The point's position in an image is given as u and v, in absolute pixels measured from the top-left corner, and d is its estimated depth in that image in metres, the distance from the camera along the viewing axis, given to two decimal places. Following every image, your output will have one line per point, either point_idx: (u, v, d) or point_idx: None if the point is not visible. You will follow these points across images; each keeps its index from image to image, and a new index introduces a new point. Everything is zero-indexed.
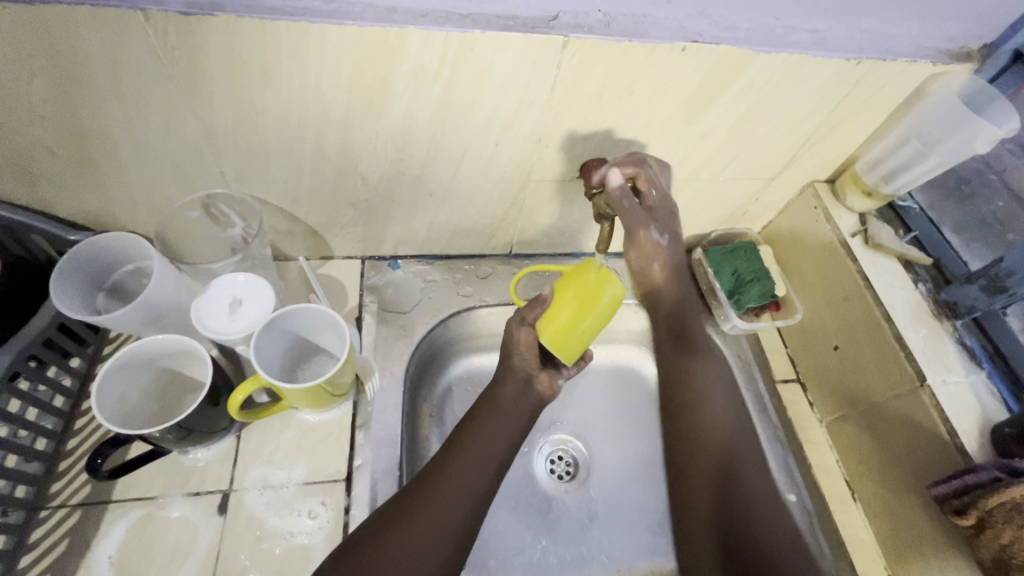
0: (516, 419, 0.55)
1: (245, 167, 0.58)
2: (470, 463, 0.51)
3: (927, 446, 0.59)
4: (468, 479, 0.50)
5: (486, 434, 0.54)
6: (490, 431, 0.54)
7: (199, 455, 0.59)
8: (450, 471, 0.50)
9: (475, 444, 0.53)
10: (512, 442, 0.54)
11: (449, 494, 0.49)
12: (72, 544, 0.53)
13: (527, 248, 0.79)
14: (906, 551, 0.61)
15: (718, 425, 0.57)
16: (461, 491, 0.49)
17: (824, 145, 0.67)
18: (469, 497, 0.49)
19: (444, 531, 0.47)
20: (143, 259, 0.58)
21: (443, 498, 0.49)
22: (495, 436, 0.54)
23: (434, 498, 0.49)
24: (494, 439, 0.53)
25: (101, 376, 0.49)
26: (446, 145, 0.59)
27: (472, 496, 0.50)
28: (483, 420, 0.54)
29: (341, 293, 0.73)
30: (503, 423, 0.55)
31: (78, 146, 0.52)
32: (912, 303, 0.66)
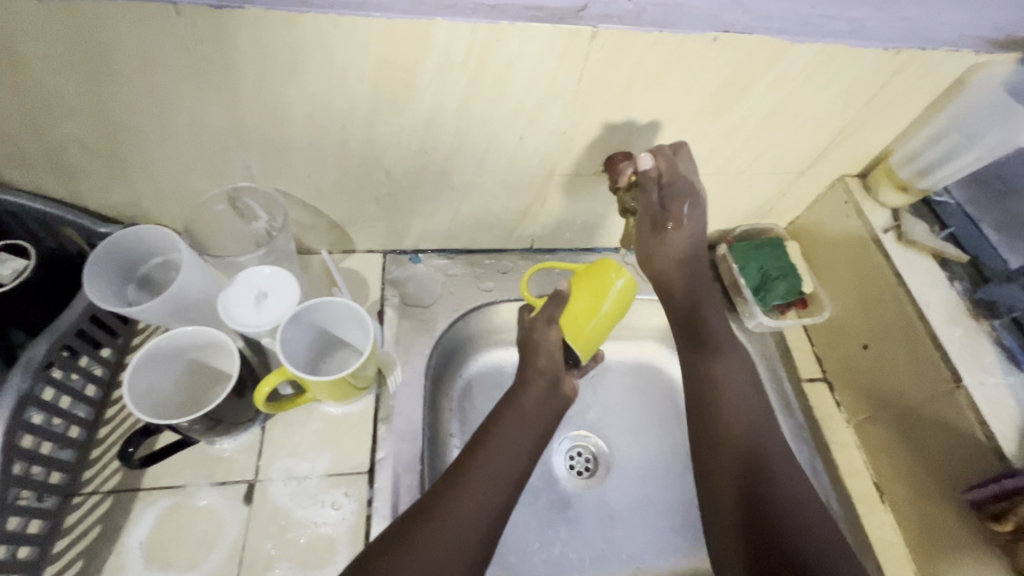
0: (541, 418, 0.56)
1: (271, 160, 0.58)
2: (492, 465, 0.52)
3: (962, 450, 0.57)
4: (492, 479, 0.51)
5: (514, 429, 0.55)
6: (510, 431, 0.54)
7: (225, 446, 0.59)
8: (474, 472, 0.51)
9: (500, 446, 0.53)
10: None
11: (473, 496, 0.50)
12: (105, 531, 0.54)
13: (548, 243, 0.79)
14: (937, 556, 0.60)
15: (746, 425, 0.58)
16: (489, 491, 0.51)
17: (857, 137, 0.65)
18: (493, 497, 0.50)
19: (470, 530, 0.48)
20: (171, 252, 0.58)
21: (472, 495, 0.50)
22: (517, 437, 0.54)
23: (464, 495, 0.50)
24: (517, 440, 0.54)
25: (132, 367, 0.50)
26: (470, 138, 0.58)
27: (496, 495, 0.51)
28: (505, 424, 0.55)
29: (363, 287, 0.73)
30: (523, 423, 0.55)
31: (109, 139, 0.53)
32: (948, 301, 0.64)
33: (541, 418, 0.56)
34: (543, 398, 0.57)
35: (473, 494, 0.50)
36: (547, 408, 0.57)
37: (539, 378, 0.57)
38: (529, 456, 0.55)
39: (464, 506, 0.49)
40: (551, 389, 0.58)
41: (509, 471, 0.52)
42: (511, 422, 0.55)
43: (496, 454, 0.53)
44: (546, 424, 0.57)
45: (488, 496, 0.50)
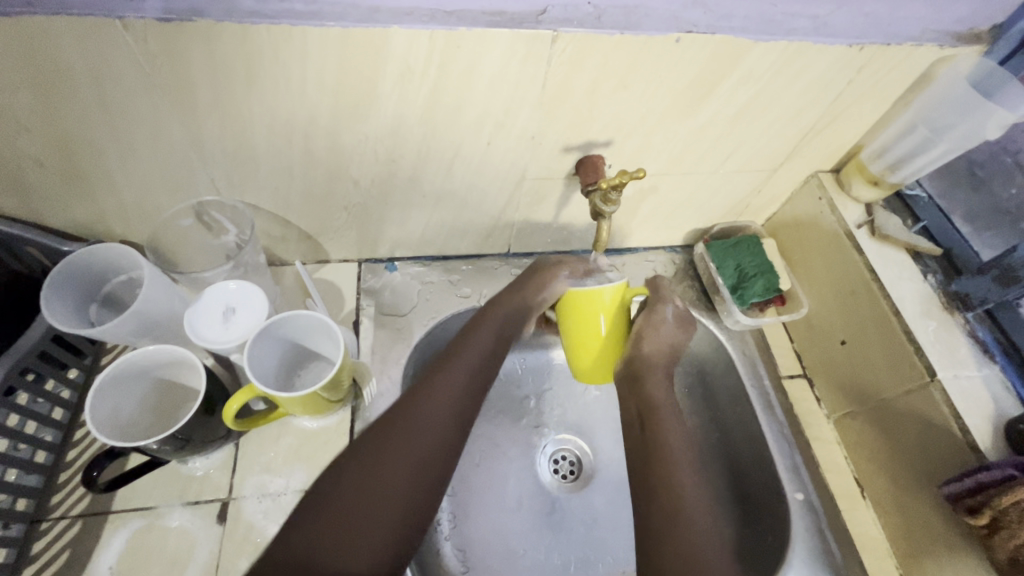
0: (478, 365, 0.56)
1: (235, 173, 0.57)
2: (425, 426, 0.50)
3: (938, 442, 0.57)
4: (402, 467, 0.47)
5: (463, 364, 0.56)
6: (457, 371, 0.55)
7: (198, 464, 0.58)
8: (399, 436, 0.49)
9: (394, 437, 0.49)
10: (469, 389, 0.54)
11: (369, 485, 0.46)
12: (73, 556, 0.53)
13: (526, 247, 0.78)
14: (917, 551, 0.60)
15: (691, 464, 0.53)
16: (407, 463, 0.48)
17: (827, 134, 0.65)
18: (416, 470, 0.48)
19: (401, 493, 0.46)
20: (134, 269, 0.57)
21: (390, 470, 0.47)
22: (440, 404, 0.52)
23: (356, 499, 0.45)
24: (427, 419, 0.51)
25: (95, 389, 0.49)
26: (437, 145, 0.58)
27: (422, 471, 0.48)
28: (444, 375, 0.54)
29: (338, 297, 0.72)
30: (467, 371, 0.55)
31: (68, 157, 0.52)
32: (922, 295, 0.64)
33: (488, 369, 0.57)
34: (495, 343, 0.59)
35: (366, 499, 0.45)
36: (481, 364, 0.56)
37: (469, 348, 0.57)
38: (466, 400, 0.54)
39: (376, 483, 0.46)
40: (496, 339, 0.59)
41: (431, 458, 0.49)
42: (424, 404, 0.51)
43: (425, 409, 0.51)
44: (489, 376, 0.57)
45: (415, 456, 0.48)
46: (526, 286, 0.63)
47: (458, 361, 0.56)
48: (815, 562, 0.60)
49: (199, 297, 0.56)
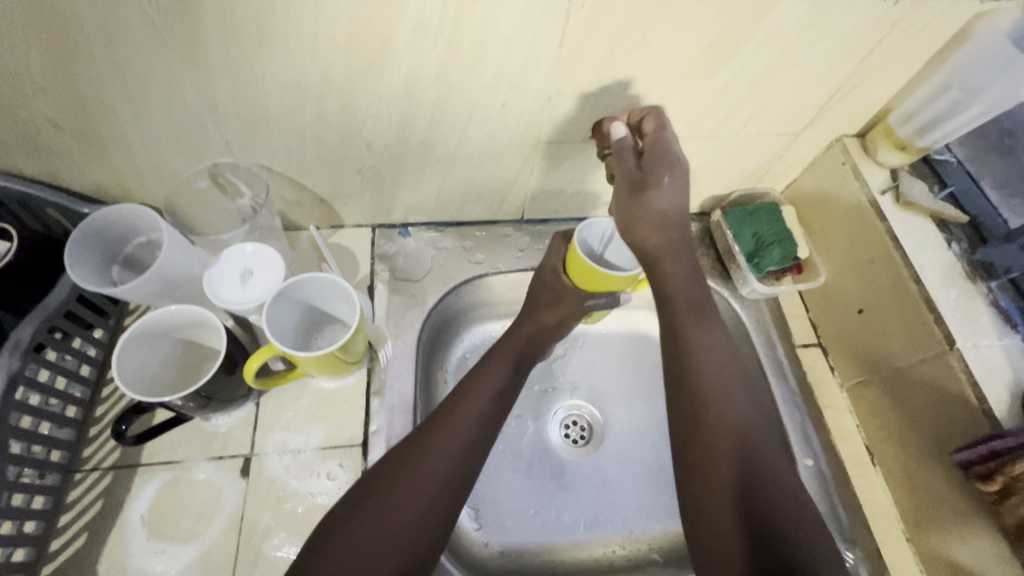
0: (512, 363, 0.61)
1: (249, 135, 0.57)
2: (463, 422, 0.54)
3: (951, 411, 0.57)
4: (434, 480, 0.50)
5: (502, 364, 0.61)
6: (496, 374, 0.60)
7: (220, 422, 0.60)
8: (439, 434, 0.53)
9: (438, 436, 0.53)
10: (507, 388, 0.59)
11: (411, 477, 0.50)
12: (106, 505, 0.55)
13: (540, 213, 0.78)
14: (924, 517, 0.60)
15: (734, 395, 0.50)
16: (446, 456, 0.52)
17: (855, 96, 0.63)
18: (454, 462, 0.52)
19: (440, 485, 0.50)
20: (153, 232, 0.58)
21: (431, 465, 0.51)
22: (476, 396, 0.57)
23: (395, 490, 0.49)
24: (466, 414, 0.55)
25: (120, 346, 0.50)
26: (452, 107, 0.57)
27: (458, 462, 0.52)
28: (483, 375, 0.59)
29: (353, 262, 0.73)
30: (479, 399, 0.57)
31: (84, 119, 0.52)
32: (945, 263, 0.62)
33: (531, 355, 0.65)
34: (541, 329, 0.65)
35: (405, 489, 0.49)
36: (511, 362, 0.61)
37: (481, 384, 0.58)
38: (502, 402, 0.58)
39: (416, 478, 0.50)
40: (553, 327, 0.65)
41: (453, 477, 0.51)
42: (439, 434, 0.53)
43: (465, 410, 0.55)
44: (505, 408, 0.59)
45: (451, 452, 0.52)
46: (546, 259, 0.67)
47: (468, 399, 0.56)
48: None
49: (217, 259, 0.57)
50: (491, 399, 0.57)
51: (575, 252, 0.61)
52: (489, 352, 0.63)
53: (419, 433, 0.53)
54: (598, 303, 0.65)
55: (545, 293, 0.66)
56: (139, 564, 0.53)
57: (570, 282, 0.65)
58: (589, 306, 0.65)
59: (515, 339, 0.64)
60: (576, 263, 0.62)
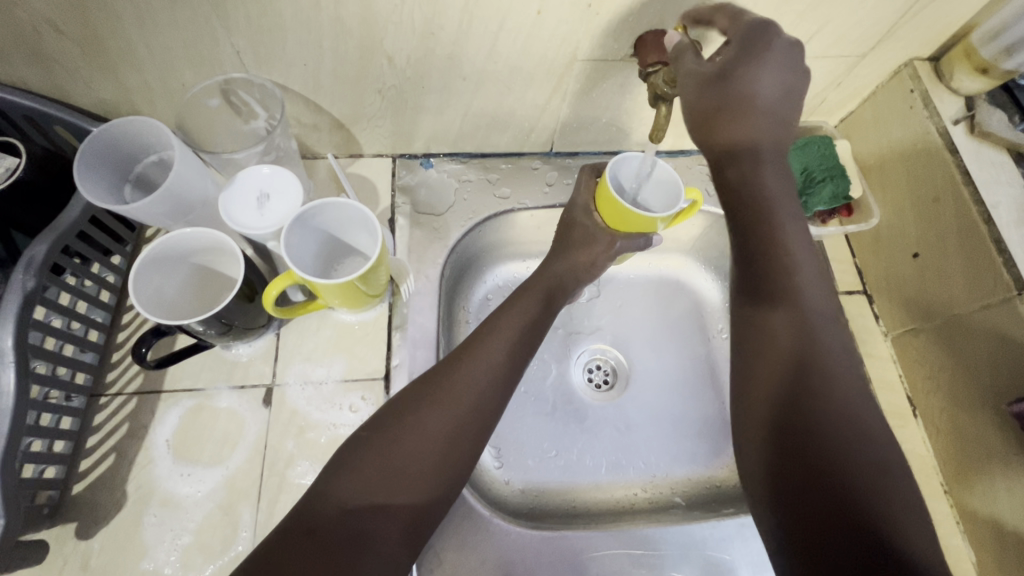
0: (542, 299, 0.58)
1: (262, 45, 0.52)
2: (488, 355, 0.52)
3: (1012, 359, 0.53)
4: (457, 411, 0.49)
5: (533, 300, 0.58)
6: (525, 310, 0.57)
7: (241, 351, 0.59)
8: (464, 365, 0.51)
9: (463, 368, 0.51)
10: (535, 323, 0.57)
11: (434, 408, 0.48)
12: (132, 428, 0.55)
13: (571, 145, 0.73)
14: (967, 470, 0.58)
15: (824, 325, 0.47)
16: (472, 389, 0.50)
17: (936, 7, 0.56)
18: (479, 396, 0.50)
19: (463, 418, 0.49)
20: (165, 150, 0.55)
21: (455, 397, 0.49)
22: (505, 329, 0.54)
23: (418, 419, 0.48)
24: (493, 346, 0.53)
25: (136, 267, 0.48)
26: (481, 14, 0.51)
27: (483, 395, 0.50)
28: (513, 311, 0.56)
29: (372, 193, 0.69)
30: (509, 333, 0.54)
31: (85, 21, 0.48)
32: (1020, 202, 0.56)
33: (561, 296, 0.61)
34: (573, 269, 0.61)
35: (428, 419, 0.48)
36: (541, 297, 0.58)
37: (513, 318, 0.55)
38: (531, 338, 0.56)
39: (438, 409, 0.48)
40: (588, 267, 0.61)
41: (479, 409, 0.50)
42: (468, 365, 0.51)
43: (492, 343, 0.53)
44: (533, 344, 0.56)
45: (477, 385, 0.50)
46: (579, 192, 0.62)
47: (497, 333, 0.54)
48: None
49: (231, 181, 0.54)
50: (520, 334, 0.55)
51: (607, 193, 0.56)
52: (519, 289, 0.59)
53: (447, 361, 0.52)
54: (631, 245, 0.60)
55: (577, 232, 0.61)
56: (167, 486, 0.53)
57: (604, 222, 0.60)
58: (621, 250, 0.61)
59: (547, 278, 0.60)
60: (608, 203, 0.57)
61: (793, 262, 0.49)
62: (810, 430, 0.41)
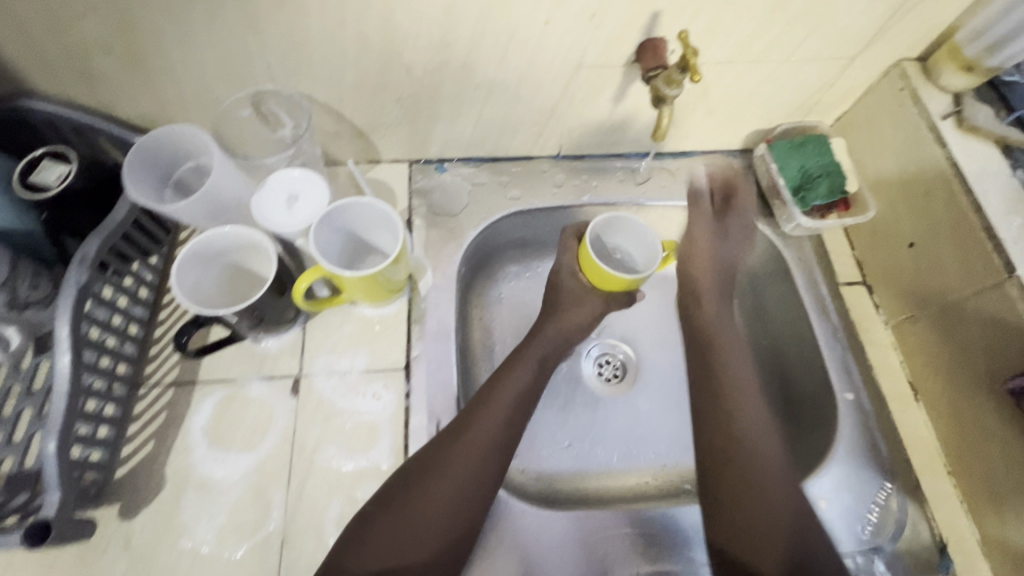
0: (542, 353, 0.62)
1: (291, 59, 0.57)
2: (490, 420, 0.55)
3: (1007, 339, 0.55)
4: (461, 478, 0.52)
5: (532, 357, 0.61)
6: (523, 372, 0.59)
7: (270, 344, 0.63)
8: (467, 431, 0.54)
9: (467, 433, 0.54)
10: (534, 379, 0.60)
11: (441, 476, 0.51)
12: (169, 417, 0.59)
13: (577, 148, 0.76)
14: (968, 451, 0.60)
15: (763, 422, 0.61)
16: (474, 454, 0.53)
17: (921, 10, 0.59)
18: (482, 462, 0.53)
19: (467, 484, 0.52)
20: (203, 157, 0.59)
21: (460, 463, 0.52)
22: (505, 393, 0.57)
23: (425, 487, 0.51)
24: (496, 409, 0.56)
25: (176, 264, 0.52)
26: (493, 27, 0.56)
27: (485, 460, 0.53)
28: (515, 373, 0.59)
29: (391, 197, 0.73)
30: (510, 396, 0.57)
31: (131, 40, 0.52)
32: (1008, 191, 0.59)
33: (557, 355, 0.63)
34: (570, 330, 0.63)
35: (435, 487, 0.51)
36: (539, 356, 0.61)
37: (514, 381, 0.58)
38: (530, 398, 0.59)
39: (445, 476, 0.51)
40: (583, 324, 0.64)
41: (483, 473, 0.53)
42: (471, 431, 0.54)
43: (494, 406, 0.56)
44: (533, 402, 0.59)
45: (479, 450, 0.53)
46: (565, 252, 0.64)
47: (501, 391, 0.57)
48: (859, 458, 0.61)
49: (262, 185, 0.58)
50: (523, 392, 0.58)
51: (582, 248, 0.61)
52: (521, 348, 0.62)
53: (452, 426, 0.55)
54: (617, 303, 0.65)
55: (570, 288, 0.63)
56: (203, 470, 0.57)
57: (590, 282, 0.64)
58: (611, 308, 0.65)
59: (545, 334, 0.63)
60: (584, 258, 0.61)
61: (726, 362, 0.65)
62: (739, 470, 0.58)
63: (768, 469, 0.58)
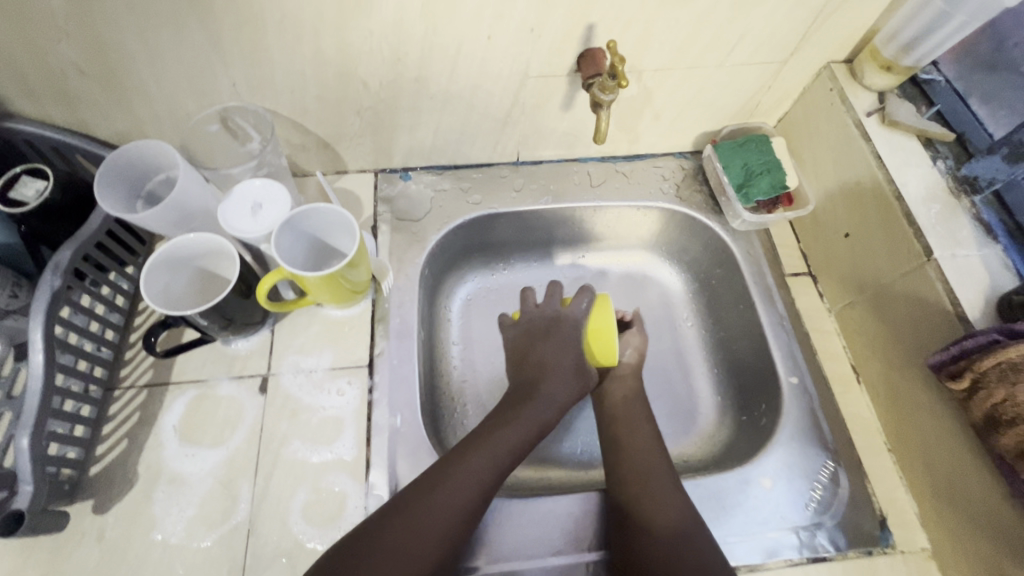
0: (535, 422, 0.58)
1: (254, 77, 0.61)
2: (464, 491, 0.51)
3: (928, 317, 0.58)
4: (422, 554, 0.48)
5: (527, 420, 0.57)
6: (510, 440, 0.56)
7: (240, 346, 0.66)
8: (435, 501, 0.50)
9: (436, 503, 0.50)
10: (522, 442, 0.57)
11: (400, 549, 0.47)
12: (143, 416, 0.62)
13: (534, 154, 0.80)
14: (903, 429, 0.63)
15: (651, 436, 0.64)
16: (441, 526, 0.49)
17: (841, 16, 0.63)
18: (446, 533, 0.49)
19: (427, 559, 0.48)
20: (172, 169, 0.63)
21: (422, 537, 0.48)
22: (487, 464, 0.53)
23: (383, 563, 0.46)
24: (474, 480, 0.52)
25: (146, 268, 0.55)
26: (440, 42, 0.60)
27: (451, 532, 0.50)
28: (501, 440, 0.55)
29: (357, 204, 0.77)
30: (491, 465, 0.54)
31: (103, 63, 0.56)
32: (928, 180, 0.63)
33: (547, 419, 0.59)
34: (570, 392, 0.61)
35: (393, 564, 0.46)
36: (537, 423, 0.58)
37: (498, 448, 0.55)
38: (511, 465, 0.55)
39: (403, 548, 0.47)
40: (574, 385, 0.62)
41: (444, 545, 0.49)
42: (440, 500, 0.50)
43: (470, 476, 0.52)
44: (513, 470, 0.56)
45: (444, 523, 0.50)
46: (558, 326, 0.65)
47: (480, 461, 0.54)
48: (804, 438, 0.64)
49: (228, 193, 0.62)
50: (507, 460, 0.55)
51: (605, 304, 0.69)
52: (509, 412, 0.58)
53: (419, 491, 0.51)
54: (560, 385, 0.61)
55: (571, 335, 0.65)
56: (173, 465, 0.59)
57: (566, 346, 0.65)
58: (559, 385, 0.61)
59: (541, 399, 0.59)
60: (599, 312, 0.68)
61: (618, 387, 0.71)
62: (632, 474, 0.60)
63: (674, 488, 0.59)
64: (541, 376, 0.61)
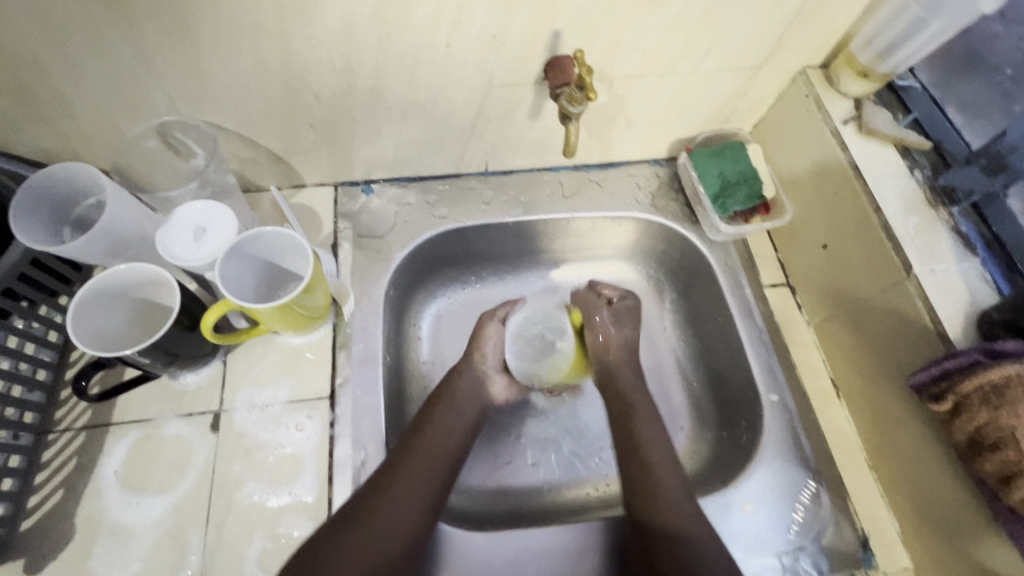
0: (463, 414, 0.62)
1: (191, 89, 0.56)
2: (417, 482, 0.54)
3: (909, 334, 0.57)
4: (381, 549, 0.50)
5: (451, 412, 0.61)
6: (436, 438, 0.58)
7: (189, 380, 0.61)
8: (393, 493, 0.52)
9: (393, 497, 0.52)
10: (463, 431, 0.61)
11: (359, 547, 0.49)
12: (81, 462, 0.57)
13: (504, 163, 0.77)
14: (885, 447, 0.61)
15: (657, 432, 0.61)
16: (400, 518, 0.52)
17: (816, 20, 0.61)
18: (406, 526, 0.52)
19: (389, 551, 0.50)
20: (102, 192, 0.58)
21: (380, 530, 0.50)
22: (430, 454, 0.57)
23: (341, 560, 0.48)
24: (428, 469, 0.55)
25: (72, 304, 0.51)
26: (396, 50, 0.56)
27: (410, 524, 0.52)
28: (436, 434, 0.59)
29: (315, 221, 0.72)
30: (435, 457, 0.57)
31: (17, 78, 0.51)
32: (906, 192, 0.61)
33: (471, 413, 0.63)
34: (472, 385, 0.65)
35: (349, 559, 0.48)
36: (462, 424, 0.61)
37: (436, 443, 0.58)
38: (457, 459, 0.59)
39: (364, 545, 0.49)
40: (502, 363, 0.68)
41: (402, 537, 0.51)
42: (398, 495, 0.52)
43: (422, 464, 0.55)
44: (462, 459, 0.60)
45: (406, 518, 0.52)
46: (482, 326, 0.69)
47: (428, 452, 0.57)
48: (785, 458, 0.62)
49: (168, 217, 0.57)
50: (453, 451, 0.59)
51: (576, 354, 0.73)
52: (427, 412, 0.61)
53: (373, 489, 0.53)
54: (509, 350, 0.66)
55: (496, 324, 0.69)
56: (116, 515, 0.55)
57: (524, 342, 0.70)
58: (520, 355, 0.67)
59: (447, 399, 0.62)
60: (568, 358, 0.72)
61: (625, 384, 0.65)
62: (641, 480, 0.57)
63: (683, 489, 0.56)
64: (451, 380, 0.64)
